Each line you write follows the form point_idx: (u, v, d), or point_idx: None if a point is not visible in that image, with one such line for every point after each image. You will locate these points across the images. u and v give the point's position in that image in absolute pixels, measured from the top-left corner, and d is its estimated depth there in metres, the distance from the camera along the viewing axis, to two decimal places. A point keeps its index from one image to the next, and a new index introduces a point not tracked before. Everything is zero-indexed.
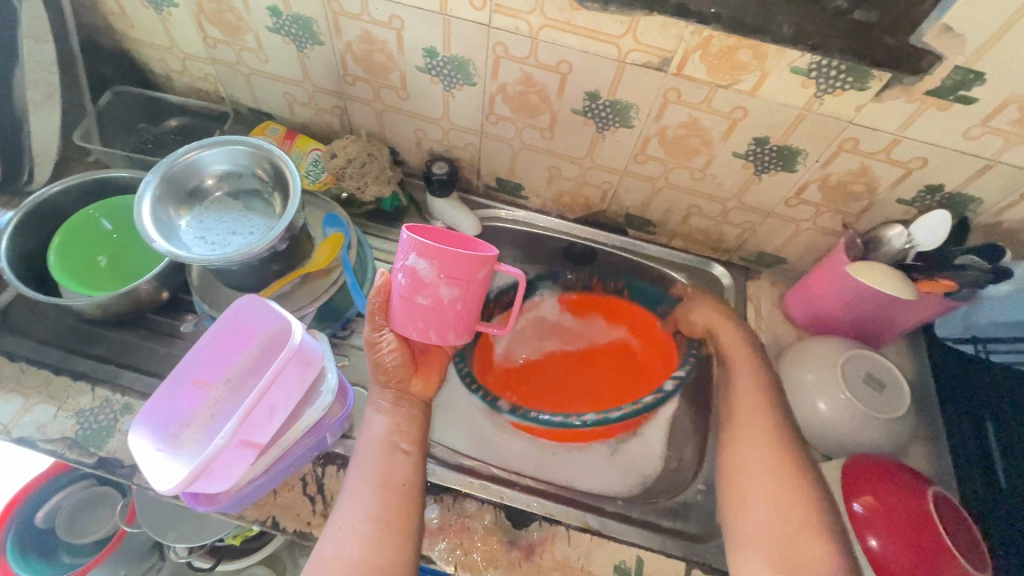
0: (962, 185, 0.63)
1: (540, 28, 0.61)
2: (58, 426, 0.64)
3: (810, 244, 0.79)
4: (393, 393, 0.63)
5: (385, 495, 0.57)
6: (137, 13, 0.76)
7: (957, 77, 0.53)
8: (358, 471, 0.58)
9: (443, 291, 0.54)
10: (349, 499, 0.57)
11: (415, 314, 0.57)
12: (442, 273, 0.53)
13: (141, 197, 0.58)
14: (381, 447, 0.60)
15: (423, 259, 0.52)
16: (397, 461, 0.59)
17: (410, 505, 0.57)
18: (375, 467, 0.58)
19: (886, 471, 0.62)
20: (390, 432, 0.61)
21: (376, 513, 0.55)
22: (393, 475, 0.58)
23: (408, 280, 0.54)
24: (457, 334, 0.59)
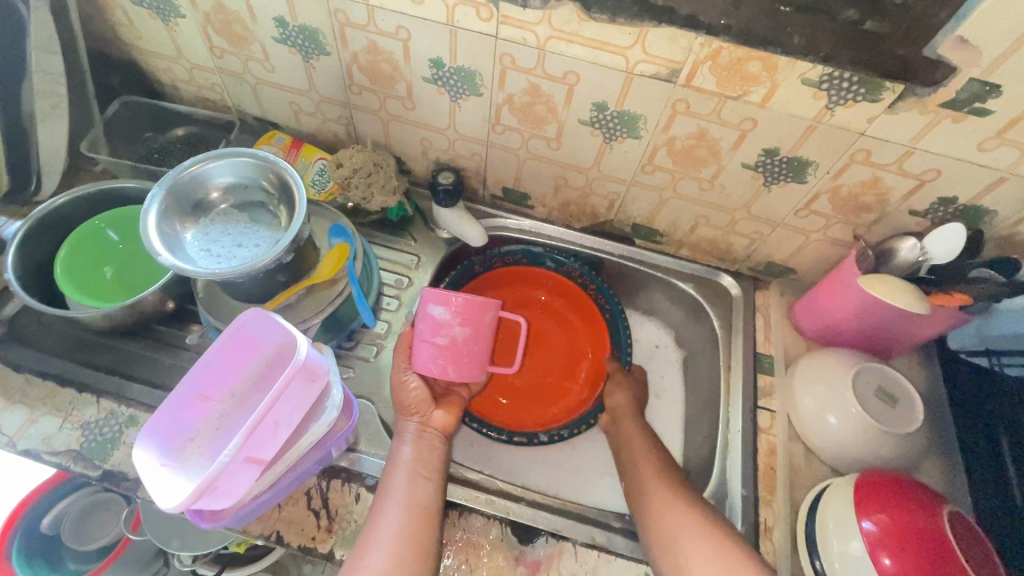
0: (976, 197, 0.62)
1: (547, 39, 0.61)
2: (63, 439, 0.64)
3: (820, 255, 0.78)
4: (414, 425, 0.66)
5: (409, 515, 0.57)
6: (145, 24, 0.76)
7: (972, 89, 0.52)
8: (383, 495, 0.59)
9: (458, 331, 0.65)
10: (372, 522, 0.57)
11: (435, 356, 0.66)
12: (458, 314, 0.65)
13: (147, 210, 0.58)
14: (404, 471, 0.61)
15: (442, 304, 0.65)
16: (421, 485, 0.61)
17: (433, 529, 0.58)
18: (399, 491, 0.59)
19: (899, 489, 0.60)
20: (413, 462, 0.63)
21: (401, 533, 0.56)
22: (417, 499, 0.59)
23: (429, 323, 0.65)
24: (472, 370, 0.68)
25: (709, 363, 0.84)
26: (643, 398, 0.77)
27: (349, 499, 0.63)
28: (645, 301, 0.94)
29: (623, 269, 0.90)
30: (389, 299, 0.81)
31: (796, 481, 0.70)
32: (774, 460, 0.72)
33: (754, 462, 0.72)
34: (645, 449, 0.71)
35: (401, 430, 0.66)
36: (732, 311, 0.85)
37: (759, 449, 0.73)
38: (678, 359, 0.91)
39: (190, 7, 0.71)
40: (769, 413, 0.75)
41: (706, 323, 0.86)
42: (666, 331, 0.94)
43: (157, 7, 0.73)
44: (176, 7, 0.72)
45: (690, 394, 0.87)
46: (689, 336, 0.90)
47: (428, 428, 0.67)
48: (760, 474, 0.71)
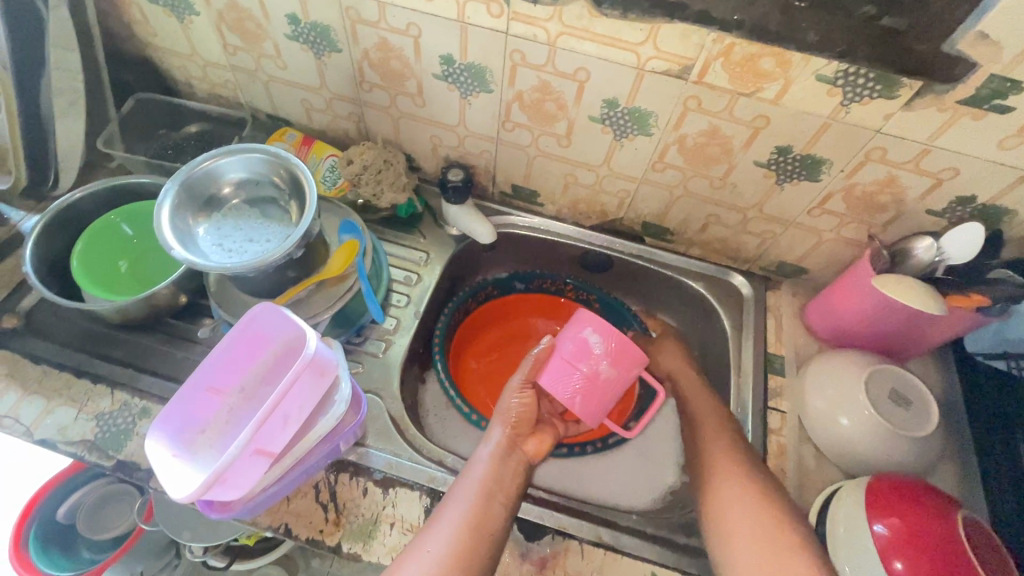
0: (995, 197, 0.61)
1: (558, 36, 0.60)
2: (78, 429, 0.65)
3: (833, 255, 0.77)
4: (510, 438, 0.65)
5: (473, 535, 0.55)
6: (159, 22, 0.77)
7: (992, 85, 0.51)
8: (451, 505, 0.58)
9: (602, 367, 0.66)
10: (435, 528, 0.56)
11: (568, 383, 0.67)
12: (610, 352, 0.66)
13: (161, 205, 0.59)
14: (479, 488, 0.59)
15: (597, 334, 0.66)
16: (490, 502, 0.58)
17: (491, 553, 0.55)
18: (466, 507, 0.57)
19: (911, 493, 0.60)
20: (491, 479, 0.60)
21: (460, 550, 0.54)
22: (486, 519, 0.57)
23: (577, 347, 0.66)
24: (593, 412, 0.68)
25: (719, 363, 0.83)
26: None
27: (357, 493, 0.63)
28: (654, 300, 0.93)
29: (632, 267, 0.89)
30: (398, 295, 0.82)
31: (807, 483, 0.70)
32: (784, 462, 0.71)
33: (764, 463, 0.71)
34: None
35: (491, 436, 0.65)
36: (742, 311, 0.84)
37: (768, 450, 0.72)
38: None
39: (204, 5, 0.72)
40: (780, 413, 0.75)
41: (716, 323, 0.85)
42: (675, 331, 0.93)
43: (172, 4, 0.74)
44: (191, 4, 0.73)
45: None
46: (698, 336, 0.89)
47: (517, 448, 0.65)
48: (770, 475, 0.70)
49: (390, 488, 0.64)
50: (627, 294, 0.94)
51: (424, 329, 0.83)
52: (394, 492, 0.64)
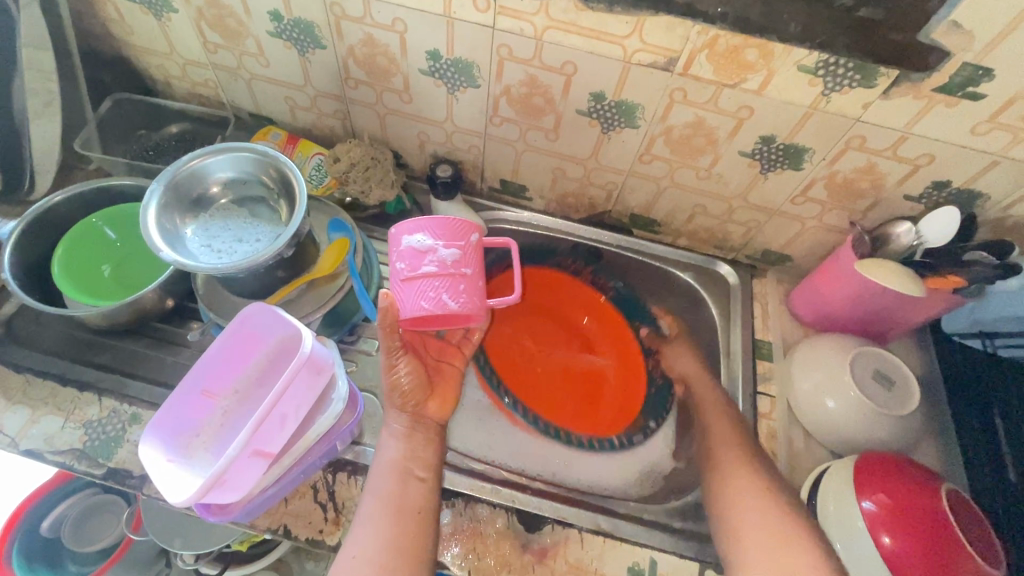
0: (969, 181, 0.63)
1: (545, 30, 0.61)
2: (66, 439, 0.64)
3: (816, 241, 0.79)
4: (409, 415, 0.65)
5: (399, 520, 0.57)
6: (137, 20, 0.76)
7: (965, 73, 0.53)
8: (370, 500, 0.59)
9: (444, 253, 0.60)
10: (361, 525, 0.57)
11: (423, 291, 0.60)
12: (439, 235, 0.61)
13: (147, 206, 0.58)
14: (393, 474, 0.60)
15: (416, 230, 0.61)
16: (406, 485, 0.60)
17: (424, 529, 0.57)
18: (387, 496, 0.58)
19: (897, 468, 0.62)
20: (400, 464, 0.61)
21: (391, 537, 0.56)
22: (407, 500, 0.58)
23: (406, 255, 0.60)
24: (472, 300, 0.62)
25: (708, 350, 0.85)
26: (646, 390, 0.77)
27: (355, 491, 0.63)
28: None
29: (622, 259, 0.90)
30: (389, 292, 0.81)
31: (796, 465, 0.71)
32: (775, 445, 0.73)
33: None
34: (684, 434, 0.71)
35: (388, 420, 0.64)
36: (730, 299, 0.85)
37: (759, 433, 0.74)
38: None
39: (184, 2, 0.71)
40: (769, 398, 0.76)
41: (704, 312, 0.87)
42: None
43: (150, 2, 0.72)
44: (169, 2, 0.71)
45: None
46: None
47: (430, 410, 0.66)
48: None
49: None
50: None
51: None
52: None
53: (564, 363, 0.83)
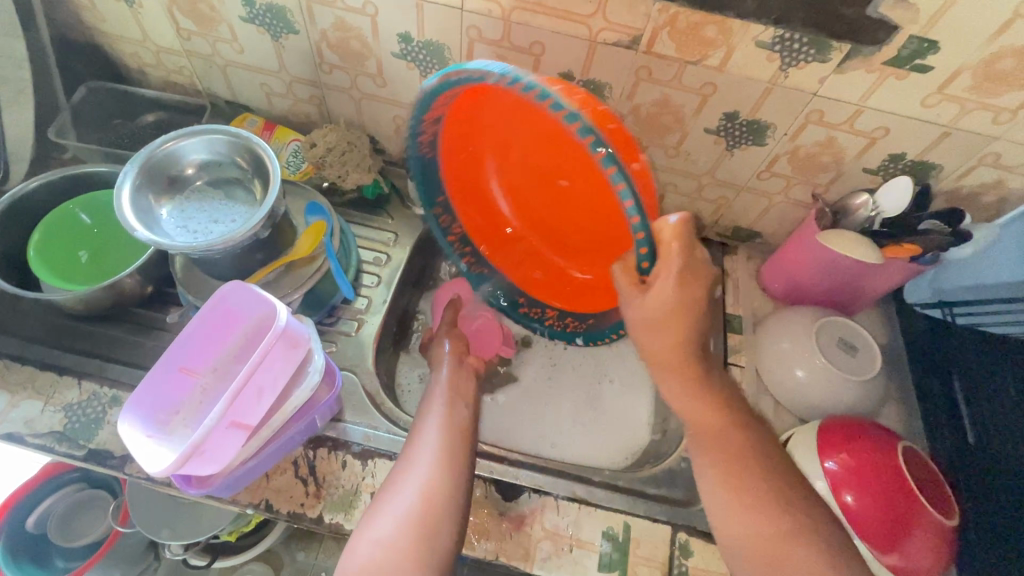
0: (923, 153, 0.66)
1: (511, 10, 0.62)
2: (46, 421, 0.64)
3: (783, 217, 0.81)
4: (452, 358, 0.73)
5: (448, 431, 0.61)
6: (108, 7, 0.76)
7: (912, 46, 0.55)
8: (419, 433, 0.61)
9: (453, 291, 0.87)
10: (410, 453, 0.59)
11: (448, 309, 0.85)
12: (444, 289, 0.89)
13: (121, 187, 0.58)
14: (442, 413, 0.64)
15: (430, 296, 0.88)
16: (451, 423, 0.62)
17: (466, 457, 0.59)
18: (433, 429, 0.61)
19: (858, 430, 0.64)
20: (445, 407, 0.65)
21: (437, 458, 0.58)
22: (455, 418, 0.63)
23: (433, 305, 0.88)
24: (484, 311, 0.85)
25: None
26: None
27: (336, 466, 0.64)
28: None
29: None
30: (369, 275, 0.83)
31: None
32: None
33: None
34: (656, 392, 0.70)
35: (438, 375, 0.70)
36: None
37: None
38: None
39: None
40: (740, 369, 0.79)
41: None
42: None
43: None
44: None
45: None
46: None
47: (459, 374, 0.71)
48: None
49: (368, 460, 0.65)
50: None
51: (395, 308, 0.84)
52: (373, 463, 0.65)
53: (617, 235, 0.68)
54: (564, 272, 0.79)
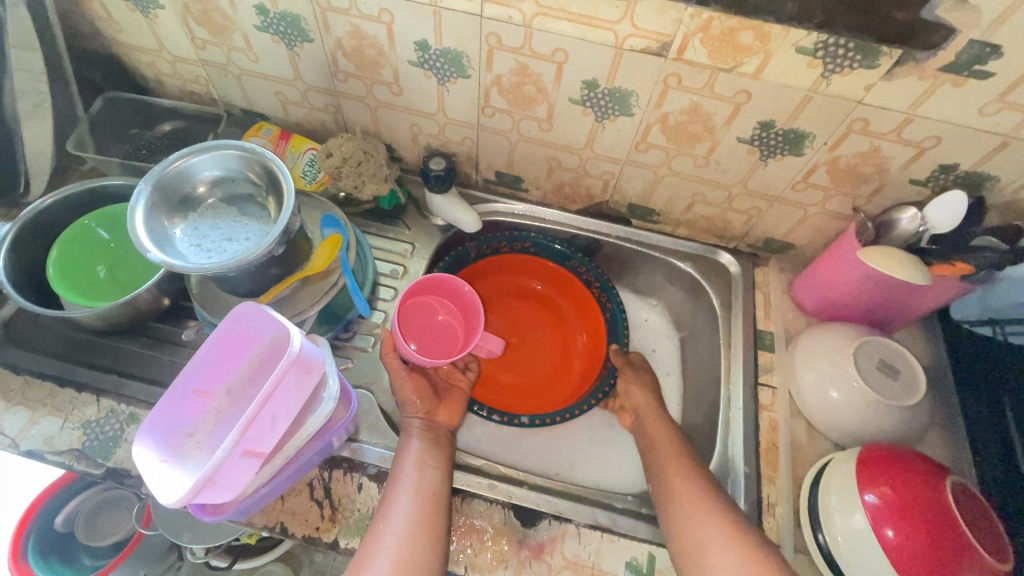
0: (977, 164, 0.61)
1: (533, 17, 0.59)
2: (65, 438, 0.64)
3: (819, 228, 0.77)
4: (419, 421, 0.67)
5: (419, 499, 0.59)
6: (124, 17, 0.75)
7: (972, 51, 0.51)
8: (395, 487, 0.60)
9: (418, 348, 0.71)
10: (386, 511, 0.58)
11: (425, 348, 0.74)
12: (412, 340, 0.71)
13: (134, 207, 0.57)
14: (416, 463, 0.62)
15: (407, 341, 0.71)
16: (427, 474, 0.61)
17: (441, 511, 0.59)
18: (408, 483, 0.60)
19: (902, 462, 0.60)
20: (419, 457, 0.63)
21: (413, 517, 0.57)
22: (426, 483, 0.61)
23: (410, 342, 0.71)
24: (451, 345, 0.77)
25: (708, 341, 0.83)
26: (651, 391, 0.76)
27: (351, 488, 0.63)
28: (643, 282, 0.93)
29: (620, 250, 0.89)
30: (385, 288, 0.81)
31: (799, 457, 0.70)
32: (776, 437, 0.71)
33: (756, 439, 0.71)
34: (666, 430, 0.71)
35: (407, 426, 0.67)
36: (731, 289, 0.83)
37: (760, 426, 0.72)
38: (679, 338, 0.90)
39: None
40: (770, 390, 0.75)
41: (705, 302, 0.85)
42: (664, 312, 0.93)
43: None
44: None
45: (687, 373, 0.87)
46: (689, 316, 0.89)
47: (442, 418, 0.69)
48: (763, 450, 0.71)
49: (384, 482, 0.64)
50: (616, 275, 0.94)
51: None
52: None
53: (580, 351, 0.88)
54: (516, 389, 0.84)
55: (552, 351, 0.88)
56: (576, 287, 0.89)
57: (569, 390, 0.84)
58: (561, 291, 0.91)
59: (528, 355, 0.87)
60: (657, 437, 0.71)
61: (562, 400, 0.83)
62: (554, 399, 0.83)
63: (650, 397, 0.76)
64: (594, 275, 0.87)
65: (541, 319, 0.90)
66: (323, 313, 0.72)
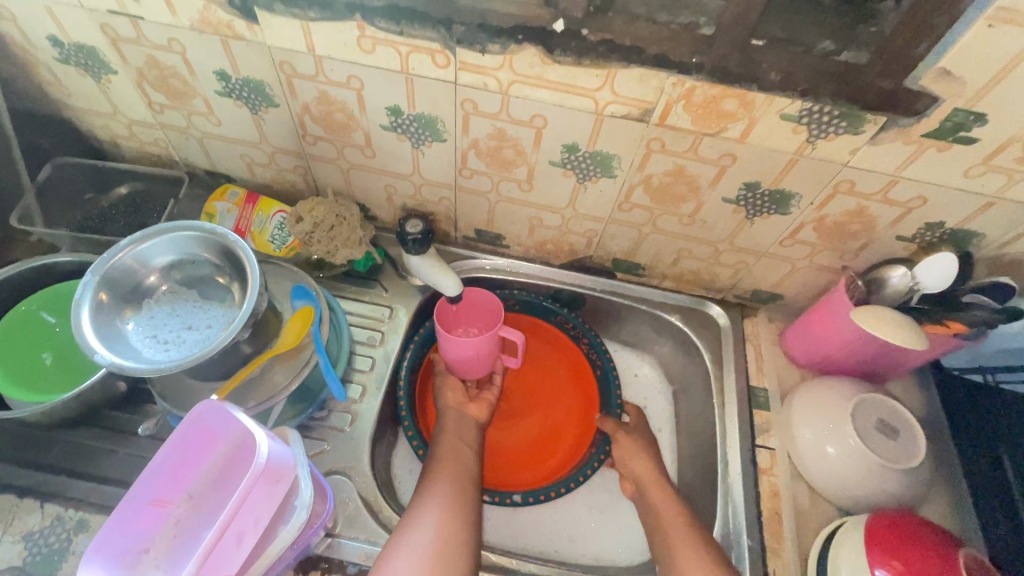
0: (964, 222, 0.60)
1: (510, 84, 0.57)
2: (3, 555, 0.57)
3: (807, 281, 0.76)
4: (451, 413, 0.73)
5: (455, 486, 0.63)
6: (74, 82, 0.71)
7: (955, 119, 0.50)
8: (422, 502, 0.60)
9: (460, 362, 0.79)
10: (411, 523, 0.58)
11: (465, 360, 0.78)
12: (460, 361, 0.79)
13: (80, 302, 0.52)
14: (448, 478, 0.63)
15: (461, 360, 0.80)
16: (456, 489, 0.63)
17: (473, 500, 0.63)
18: (437, 500, 0.60)
19: (912, 533, 0.57)
20: (451, 475, 0.64)
21: (448, 499, 0.61)
22: (462, 472, 0.65)
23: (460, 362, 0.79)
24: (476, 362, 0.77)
25: (701, 397, 0.80)
26: (647, 457, 0.72)
27: None
28: (631, 335, 0.90)
29: (606, 303, 0.86)
30: (362, 357, 0.77)
31: (803, 524, 0.67)
32: (779, 503, 0.69)
33: (758, 507, 0.68)
34: (665, 500, 0.67)
35: (442, 419, 0.73)
36: (722, 342, 0.81)
37: (761, 492, 0.69)
38: (670, 392, 0.88)
39: (123, 64, 0.66)
40: (769, 451, 0.72)
41: (696, 356, 0.83)
42: (654, 365, 0.90)
43: (86, 64, 0.67)
44: (107, 64, 0.66)
45: (681, 430, 0.84)
46: (680, 370, 0.86)
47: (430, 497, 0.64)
48: (765, 519, 0.68)
49: None
50: (604, 328, 0.91)
51: (392, 391, 0.77)
52: None
53: (572, 408, 0.83)
54: (522, 461, 0.79)
55: (541, 418, 0.82)
56: (558, 340, 0.87)
57: (557, 460, 0.79)
58: (544, 344, 0.88)
59: (524, 419, 0.82)
60: (656, 510, 0.67)
61: (549, 475, 0.78)
62: (541, 474, 0.78)
63: (646, 463, 0.72)
64: (580, 329, 0.86)
65: (532, 378, 0.85)
66: (300, 390, 0.67)
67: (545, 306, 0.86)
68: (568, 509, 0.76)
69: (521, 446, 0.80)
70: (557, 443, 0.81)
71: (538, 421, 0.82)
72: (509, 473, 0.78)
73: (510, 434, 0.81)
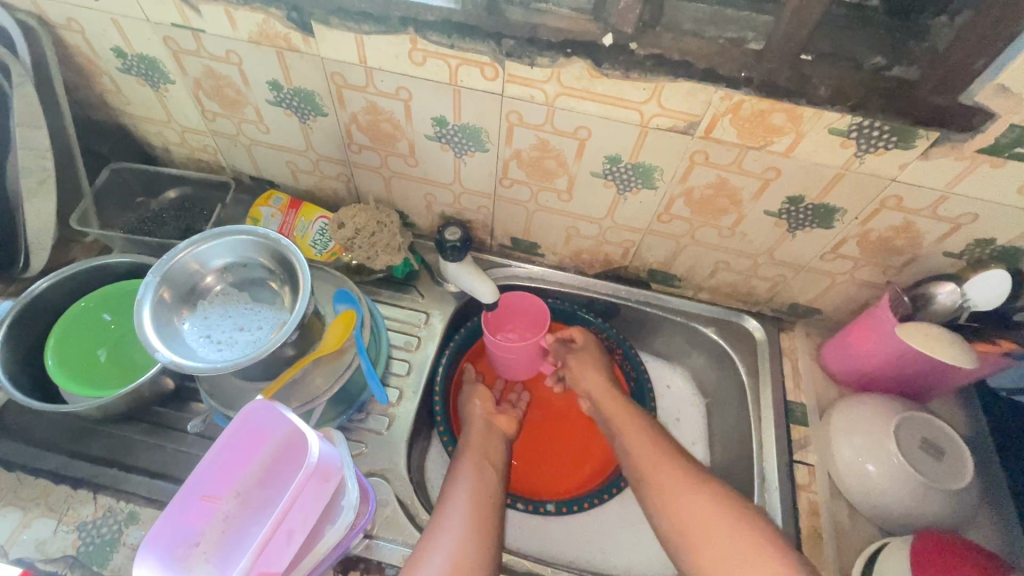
0: (1015, 239, 0.59)
1: (557, 97, 0.58)
2: (59, 543, 0.60)
3: (847, 296, 0.75)
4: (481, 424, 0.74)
5: (477, 502, 0.63)
6: (133, 91, 0.74)
7: (1011, 135, 0.49)
8: (445, 516, 0.61)
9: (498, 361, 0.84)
10: (435, 537, 0.58)
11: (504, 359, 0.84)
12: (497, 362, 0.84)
13: (142, 301, 0.54)
14: (472, 490, 0.64)
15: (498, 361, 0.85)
16: (482, 499, 0.63)
17: (496, 517, 0.63)
18: (460, 515, 0.61)
19: (963, 556, 0.55)
20: (474, 490, 0.64)
21: (471, 514, 0.61)
22: (486, 487, 0.65)
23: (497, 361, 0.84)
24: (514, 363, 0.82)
25: (735, 411, 0.80)
26: None
27: None
28: (663, 346, 0.90)
29: (640, 314, 0.86)
30: (399, 361, 0.78)
31: (842, 543, 0.66)
32: (817, 521, 0.68)
33: (796, 523, 0.67)
34: None
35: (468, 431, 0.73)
36: (758, 355, 0.81)
37: (799, 509, 0.68)
38: (703, 405, 0.87)
39: (181, 74, 0.68)
40: (807, 467, 0.71)
41: (731, 369, 0.82)
42: (687, 376, 0.90)
43: (145, 73, 0.70)
44: (166, 74, 0.69)
45: (714, 443, 0.83)
46: (713, 382, 0.86)
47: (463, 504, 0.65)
48: (804, 536, 0.67)
49: None
50: (636, 338, 0.91)
51: (427, 396, 0.78)
52: None
53: None
54: (556, 470, 0.79)
55: (569, 426, 0.83)
56: None
57: (591, 469, 0.79)
58: None
59: (556, 428, 0.83)
60: None
61: (582, 484, 0.78)
62: (574, 483, 0.78)
63: None
64: (614, 339, 0.86)
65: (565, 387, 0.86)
66: (341, 393, 0.68)
67: (578, 315, 0.87)
68: (600, 518, 0.75)
69: (554, 455, 0.81)
70: (590, 452, 0.81)
71: (570, 429, 0.83)
72: (542, 482, 0.78)
73: (540, 443, 0.82)
